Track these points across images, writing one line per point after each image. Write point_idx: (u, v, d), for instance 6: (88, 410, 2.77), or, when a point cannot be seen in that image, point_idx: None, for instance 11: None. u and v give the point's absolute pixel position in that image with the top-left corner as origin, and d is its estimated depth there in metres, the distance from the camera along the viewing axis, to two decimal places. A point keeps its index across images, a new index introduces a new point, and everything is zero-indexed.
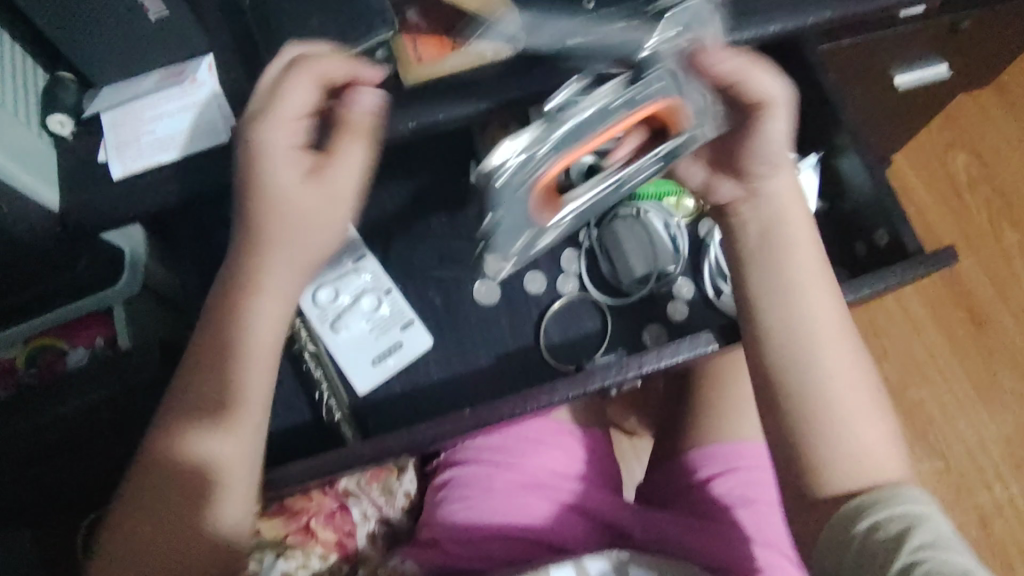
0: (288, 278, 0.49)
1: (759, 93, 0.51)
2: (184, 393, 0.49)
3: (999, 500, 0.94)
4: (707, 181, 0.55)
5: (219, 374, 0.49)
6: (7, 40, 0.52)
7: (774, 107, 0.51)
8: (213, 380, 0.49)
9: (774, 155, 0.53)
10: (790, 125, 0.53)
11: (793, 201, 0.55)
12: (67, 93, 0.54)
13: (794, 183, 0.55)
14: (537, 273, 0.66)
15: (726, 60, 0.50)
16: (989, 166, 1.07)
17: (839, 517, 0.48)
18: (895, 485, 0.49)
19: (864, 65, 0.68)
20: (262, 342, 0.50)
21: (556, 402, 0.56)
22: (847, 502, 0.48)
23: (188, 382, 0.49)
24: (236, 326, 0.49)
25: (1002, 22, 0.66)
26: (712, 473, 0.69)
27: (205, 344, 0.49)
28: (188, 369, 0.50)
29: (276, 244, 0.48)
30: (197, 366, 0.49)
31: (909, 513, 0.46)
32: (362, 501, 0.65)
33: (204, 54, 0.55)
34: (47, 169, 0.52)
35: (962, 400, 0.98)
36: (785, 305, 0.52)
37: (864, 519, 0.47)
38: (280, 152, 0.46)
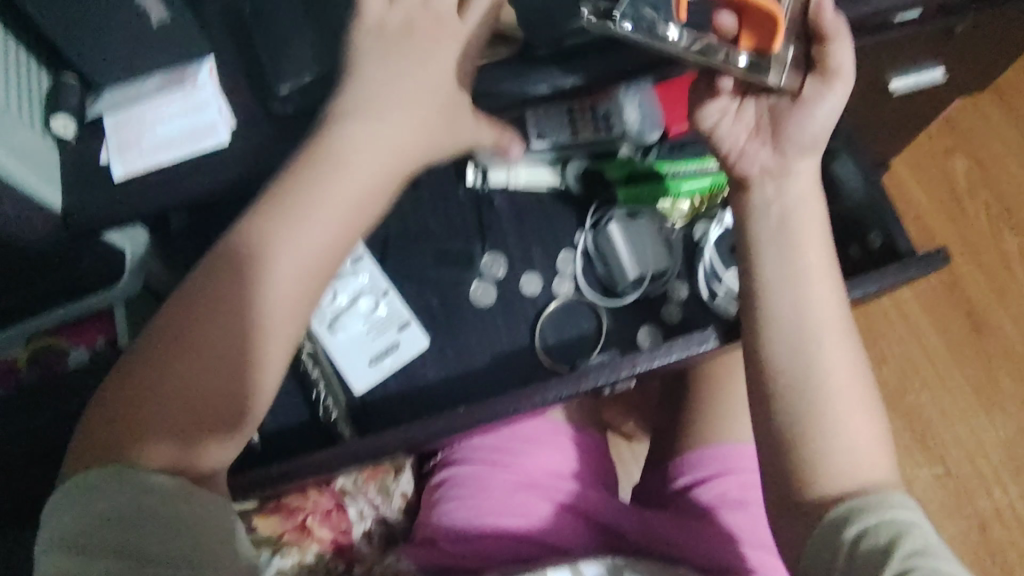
0: (329, 247, 0.46)
1: (835, 63, 0.51)
2: (186, 351, 0.43)
3: (998, 505, 0.94)
4: (741, 145, 0.55)
5: (236, 366, 0.44)
6: (12, 41, 0.52)
7: (842, 81, 0.51)
8: (227, 374, 0.44)
9: (817, 136, 0.53)
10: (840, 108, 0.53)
11: (814, 189, 0.55)
12: (69, 94, 0.54)
13: (816, 168, 0.55)
14: (532, 275, 0.66)
15: (829, 20, 0.50)
16: (988, 170, 1.07)
17: (828, 525, 0.47)
18: (885, 491, 0.48)
19: (859, 70, 0.68)
20: (279, 332, 0.45)
21: (549, 402, 0.56)
22: (834, 507, 0.48)
23: (195, 376, 0.43)
24: (264, 278, 0.45)
25: (996, 27, 0.67)
26: (705, 474, 0.69)
27: (230, 292, 0.44)
28: (196, 317, 0.44)
29: (334, 229, 0.46)
30: (202, 360, 0.43)
31: (896, 520, 0.46)
32: (358, 500, 0.66)
33: (205, 57, 0.56)
34: (51, 169, 0.53)
35: (961, 404, 0.98)
36: (779, 305, 0.53)
37: (852, 526, 0.46)
38: (360, 134, 0.46)
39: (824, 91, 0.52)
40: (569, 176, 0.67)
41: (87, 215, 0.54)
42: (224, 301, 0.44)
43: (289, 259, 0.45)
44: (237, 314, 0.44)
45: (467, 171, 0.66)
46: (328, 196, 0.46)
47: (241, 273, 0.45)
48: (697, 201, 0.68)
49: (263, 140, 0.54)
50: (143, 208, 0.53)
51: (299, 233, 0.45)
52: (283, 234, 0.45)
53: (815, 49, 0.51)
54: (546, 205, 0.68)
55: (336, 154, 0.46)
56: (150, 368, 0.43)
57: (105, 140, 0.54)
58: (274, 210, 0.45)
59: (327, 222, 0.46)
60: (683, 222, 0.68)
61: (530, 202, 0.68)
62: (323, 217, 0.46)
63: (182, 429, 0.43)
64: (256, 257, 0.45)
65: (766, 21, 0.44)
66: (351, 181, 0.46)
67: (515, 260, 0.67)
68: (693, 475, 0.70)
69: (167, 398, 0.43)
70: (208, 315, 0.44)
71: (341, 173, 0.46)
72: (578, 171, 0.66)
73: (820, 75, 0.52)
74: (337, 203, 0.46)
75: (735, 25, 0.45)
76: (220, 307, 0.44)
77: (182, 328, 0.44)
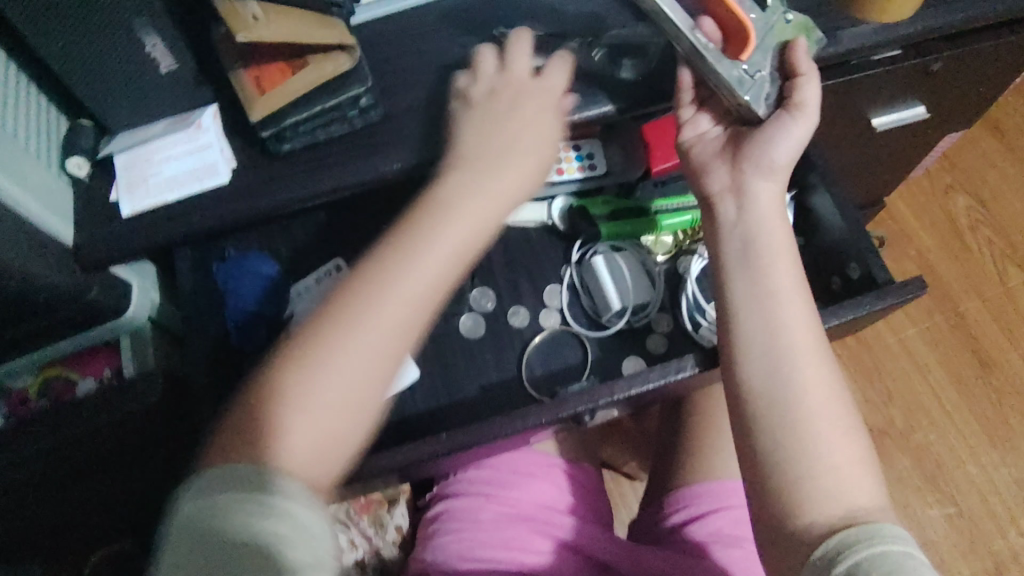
0: (401, 319, 0.47)
1: (800, 97, 0.55)
2: (300, 386, 0.45)
3: (1014, 546, 0.91)
4: (706, 162, 0.59)
5: (320, 369, 0.45)
6: (34, 91, 0.58)
7: (805, 115, 0.55)
8: (310, 385, 0.45)
9: (775, 160, 0.55)
10: (803, 141, 0.55)
11: (776, 213, 0.56)
12: (86, 139, 0.59)
13: (780, 196, 0.57)
14: (520, 308, 0.68)
15: (802, 59, 0.55)
16: (989, 207, 1.07)
17: (819, 560, 0.47)
18: (876, 524, 0.47)
19: (840, 108, 0.70)
20: (367, 344, 0.46)
21: (531, 428, 0.57)
22: (824, 540, 0.47)
23: (300, 380, 0.45)
24: (361, 315, 0.47)
25: (974, 63, 0.68)
26: (701, 510, 0.69)
27: (330, 347, 0.46)
28: (311, 359, 0.45)
29: (399, 242, 0.49)
30: (303, 359, 0.45)
31: (888, 553, 0.45)
32: (350, 529, 0.69)
33: (208, 104, 0.59)
34: (64, 208, 0.57)
35: (972, 444, 0.96)
36: (770, 324, 0.53)
37: (843, 560, 0.45)
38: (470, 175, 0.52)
39: (786, 113, 0.55)
40: (555, 211, 0.69)
41: (94, 248, 0.57)
42: (344, 334, 0.46)
43: (330, 365, 0.45)
44: (319, 388, 0.45)
45: None
46: (392, 271, 0.48)
47: (331, 348, 0.46)
48: (681, 236, 0.69)
49: (259, 179, 0.58)
50: (145, 243, 0.57)
51: (423, 272, 0.48)
52: (354, 319, 0.47)
53: (787, 86, 0.56)
54: (534, 242, 0.71)
55: (400, 240, 0.50)
56: (283, 399, 0.45)
57: (116, 180, 0.58)
58: (380, 252, 0.49)
59: (372, 325, 0.47)
60: (667, 256, 0.69)
61: (519, 238, 0.71)
62: (415, 258, 0.49)
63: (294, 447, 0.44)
64: (361, 291, 0.47)
65: (738, 25, 0.54)
66: (410, 247, 0.49)
67: (503, 294, 0.69)
68: (688, 510, 0.70)
69: (297, 436, 0.44)
70: (315, 356, 0.45)
71: (406, 251, 0.49)
72: (564, 208, 0.69)
73: (786, 107, 0.55)
74: (382, 297, 0.47)
75: (719, 38, 0.55)
76: (283, 399, 0.45)
77: (305, 365, 0.45)
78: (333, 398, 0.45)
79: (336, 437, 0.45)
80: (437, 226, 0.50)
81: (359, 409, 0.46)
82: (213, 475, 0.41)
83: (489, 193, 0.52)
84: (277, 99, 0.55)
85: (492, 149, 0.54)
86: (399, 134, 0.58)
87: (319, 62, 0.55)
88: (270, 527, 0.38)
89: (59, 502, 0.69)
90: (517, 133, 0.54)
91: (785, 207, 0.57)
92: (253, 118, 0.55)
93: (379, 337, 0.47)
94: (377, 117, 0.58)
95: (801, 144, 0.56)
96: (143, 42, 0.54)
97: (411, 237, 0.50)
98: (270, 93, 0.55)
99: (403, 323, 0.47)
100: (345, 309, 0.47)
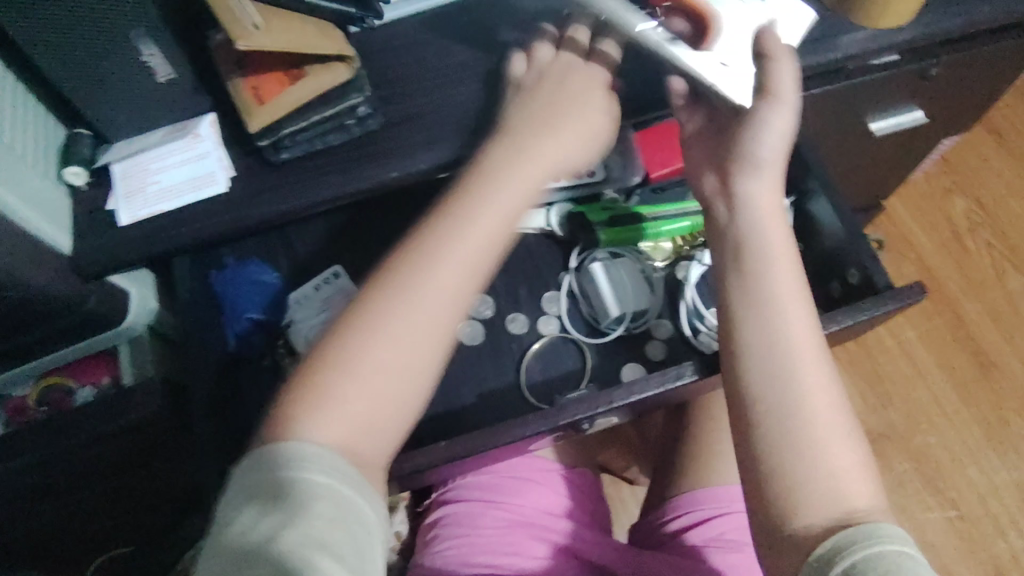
0: (452, 300, 0.47)
1: (773, 82, 0.54)
2: (356, 369, 0.44)
3: (1014, 549, 0.91)
4: (698, 166, 0.59)
5: (376, 352, 0.45)
6: (32, 100, 0.58)
7: (777, 98, 0.54)
8: (368, 368, 0.45)
9: (760, 155, 0.55)
10: (787, 129, 0.55)
11: (773, 214, 0.56)
12: (82, 146, 0.59)
13: (777, 194, 0.56)
14: (518, 315, 0.69)
15: (772, 42, 0.55)
16: (988, 209, 1.07)
17: (816, 560, 0.46)
18: (874, 524, 0.47)
19: (837, 114, 0.70)
20: (423, 326, 0.46)
21: (530, 435, 0.57)
22: (822, 541, 0.47)
23: (356, 364, 0.45)
24: (417, 297, 0.46)
25: (972, 68, 0.68)
26: (701, 515, 0.69)
27: (383, 332, 0.45)
28: (366, 341, 0.45)
29: (450, 223, 0.48)
30: (359, 341, 0.45)
31: (886, 553, 0.44)
32: None
33: (206, 113, 0.60)
34: (62, 217, 0.57)
35: (972, 446, 0.96)
36: (772, 329, 0.53)
37: (840, 560, 0.45)
38: (519, 153, 0.51)
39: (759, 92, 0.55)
40: (554, 217, 0.68)
41: (91, 257, 0.57)
42: (398, 318, 0.46)
43: (366, 352, 0.45)
44: (377, 370, 0.45)
45: None
46: (445, 253, 0.48)
47: (385, 331, 0.45)
48: (679, 241, 0.69)
49: (257, 188, 0.58)
50: (143, 252, 0.57)
51: (474, 253, 0.48)
52: (409, 302, 0.46)
53: (761, 71, 0.55)
54: (532, 248, 0.71)
55: (452, 219, 0.49)
56: (340, 382, 0.44)
57: (111, 190, 0.58)
58: (428, 233, 0.49)
59: (428, 307, 0.46)
60: (667, 262, 0.69)
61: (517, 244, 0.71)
62: (466, 240, 0.48)
63: (351, 433, 0.43)
64: (413, 273, 0.47)
65: (702, 20, 0.57)
66: (465, 227, 0.48)
67: (502, 301, 0.69)
68: (689, 516, 0.70)
69: (356, 420, 0.44)
70: (372, 338, 0.45)
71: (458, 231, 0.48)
72: (562, 214, 0.69)
73: (761, 94, 0.55)
74: (435, 280, 0.47)
75: (689, 34, 0.57)
76: (344, 379, 0.44)
77: (361, 350, 0.45)
78: (388, 381, 0.45)
79: (393, 418, 0.45)
80: (484, 208, 0.49)
81: (413, 390, 0.46)
82: (250, 460, 0.41)
83: (534, 174, 0.52)
84: (274, 109, 0.55)
85: (536, 128, 0.53)
86: (398, 143, 0.58)
87: (315, 74, 0.55)
88: (297, 525, 0.38)
89: (58, 506, 0.69)
90: (560, 114, 0.53)
91: (782, 209, 0.57)
92: (251, 128, 0.55)
93: (435, 319, 0.47)
94: (376, 125, 0.58)
95: (788, 133, 0.55)
96: (140, 49, 0.54)
97: (460, 217, 0.49)
98: (269, 104, 0.55)
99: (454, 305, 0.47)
100: (399, 292, 0.46)
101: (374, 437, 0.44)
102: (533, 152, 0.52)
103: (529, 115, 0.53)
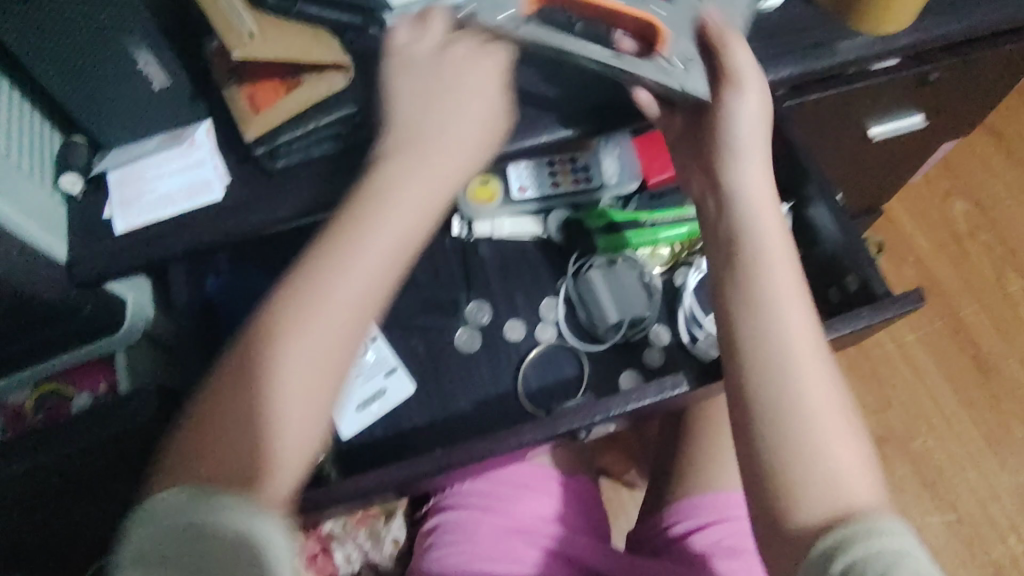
0: (340, 318, 0.45)
1: (732, 66, 0.52)
2: (231, 404, 0.43)
3: (1014, 553, 0.91)
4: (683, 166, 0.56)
5: (254, 384, 0.44)
6: (27, 108, 0.58)
7: (737, 84, 0.51)
8: (248, 400, 0.43)
9: (737, 142, 0.52)
10: (756, 114, 0.52)
11: (766, 207, 0.53)
12: (78, 157, 0.59)
13: (768, 186, 0.54)
14: (516, 321, 0.68)
15: (720, 29, 0.52)
16: (988, 212, 1.07)
17: (812, 560, 0.44)
18: (873, 517, 0.44)
19: (835, 119, 0.70)
20: (309, 349, 0.44)
21: (527, 444, 0.57)
22: (820, 538, 0.45)
23: (233, 399, 0.43)
24: (299, 323, 0.45)
25: (970, 73, 0.68)
26: (698, 521, 0.69)
27: (262, 360, 0.44)
28: (243, 374, 0.44)
29: (331, 239, 0.46)
30: (237, 377, 0.44)
31: (885, 549, 0.42)
32: (345, 544, 0.71)
33: (202, 119, 0.60)
34: (58, 226, 0.57)
35: (972, 450, 0.96)
36: (766, 323, 0.50)
37: (837, 560, 0.43)
38: (410, 154, 0.49)
39: (717, 73, 0.52)
40: (552, 224, 0.70)
41: (87, 266, 0.57)
42: (273, 345, 0.44)
43: (245, 387, 0.44)
44: (256, 404, 0.43)
45: (454, 222, 0.70)
46: (324, 271, 0.46)
47: (262, 362, 0.44)
48: (676, 247, 0.68)
49: (253, 196, 0.57)
50: (139, 261, 0.57)
51: (358, 260, 0.46)
52: (286, 326, 0.44)
53: (716, 58, 0.53)
54: (529, 254, 0.71)
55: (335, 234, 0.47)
56: (215, 420, 0.43)
57: (109, 197, 0.58)
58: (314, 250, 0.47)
59: (314, 331, 0.45)
60: (664, 268, 0.69)
61: (514, 250, 0.71)
62: (350, 252, 0.46)
63: (234, 465, 0.42)
64: (297, 295, 0.45)
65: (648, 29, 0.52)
66: (348, 242, 0.46)
67: (500, 307, 0.69)
68: (687, 522, 0.70)
69: (238, 454, 0.43)
70: (252, 370, 0.44)
71: (343, 245, 0.46)
72: (559, 221, 0.69)
73: (723, 81, 0.52)
74: (312, 301, 0.45)
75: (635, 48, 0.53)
76: (223, 419, 0.43)
77: (239, 382, 0.44)
78: (270, 409, 0.44)
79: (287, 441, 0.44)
80: (368, 216, 0.47)
81: (300, 412, 0.44)
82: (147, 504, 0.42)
83: (433, 171, 0.49)
84: (267, 117, 0.56)
85: (430, 121, 0.49)
86: None
87: (311, 83, 0.56)
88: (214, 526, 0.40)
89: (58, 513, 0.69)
90: (454, 102, 0.49)
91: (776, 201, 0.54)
92: (247, 137, 0.56)
93: (321, 338, 0.45)
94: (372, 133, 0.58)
95: (760, 117, 0.52)
96: (136, 59, 0.54)
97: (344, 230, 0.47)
98: (265, 112, 0.56)
99: (348, 319, 0.46)
100: (276, 319, 0.45)
101: (267, 464, 0.43)
102: (430, 147, 0.49)
103: (420, 110, 0.49)
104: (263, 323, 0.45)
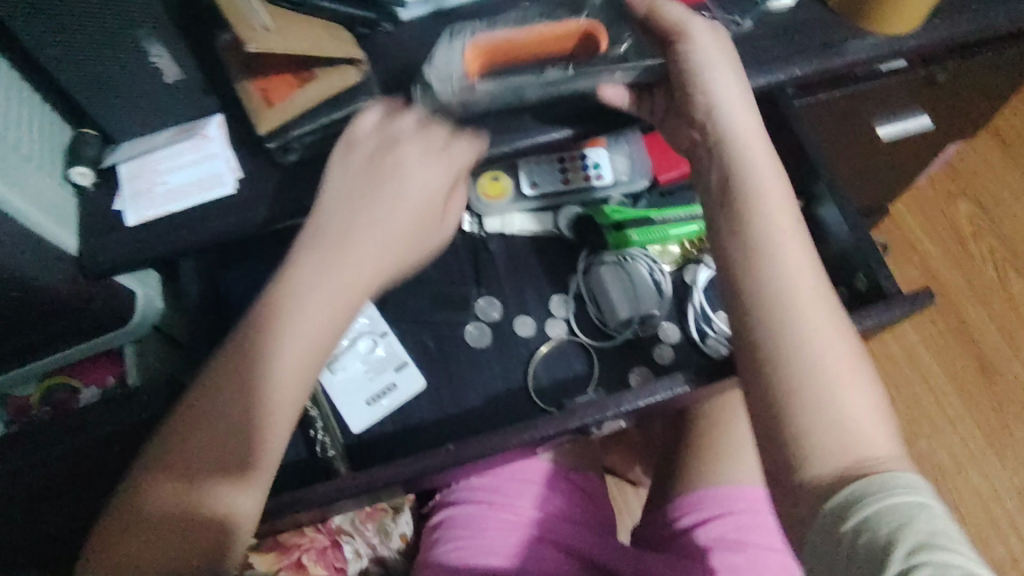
0: (301, 364, 0.46)
1: (669, 20, 0.51)
2: (184, 460, 0.44)
3: (1014, 552, 0.92)
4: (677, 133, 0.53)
5: (205, 439, 0.44)
6: (38, 100, 0.57)
7: (682, 35, 0.50)
8: (199, 456, 0.44)
9: (714, 91, 0.49)
10: (718, 61, 0.50)
11: (755, 153, 0.49)
12: (89, 148, 0.58)
13: (757, 133, 0.50)
14: (526, 317, 0.68)
15: None
16: (990, 213, 1.08)
17: (824, 518, 0.41)
18: (888, 473, 0.41)
19: (845, 119, 0.70)
20: (269, 398, 0.45)
21: (538, 440, 0.57)
22: (833, 495, 0.42)
23: (183, 456, 0.44)
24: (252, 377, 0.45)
25: (980, 74, 0.68)
26: (704, 515, 0.69)
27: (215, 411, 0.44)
28: (193, 428, 0.44)
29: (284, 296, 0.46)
30: (188, 432, 0.44)
31: (901, 506, 0.40)
32: (355, 539, 0.68)
33: (214, 113, 0.59)
34: (68, 218, 0.56)
35: (973, 449, 0.96)
36: (765, 276, 0.46)
37: (850, 519, 0.40)
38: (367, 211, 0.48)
39: (651, 46, 0.54)
40: (562, 220, 0.70)
41: (99, 258, 0.56)
42: (224, 403, 0.45)
43: (195, 436, 0.44)
44: (209, 461, 0.44)
45: (465, 219, 0.70)
46: (281, 326, 0.46)
47: (213, 416, 0.44)
48: (687, 245, 0.69)
49: (266, 189, 0.57)
50: (151, 254, 0.57)
51: (314, 309, 0.47)
52: (240, 382, 0.45)
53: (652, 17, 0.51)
54: (539, 251, 0.71)
55: (290, 287, 0.47)
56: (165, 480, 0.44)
57: (118, 190, 0.58)
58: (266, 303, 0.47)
59: (270, 382, 0.45)
60: (674, 266, 0.69)
61: (524, 246, 0.71)
62: (306, 304, 0.46)
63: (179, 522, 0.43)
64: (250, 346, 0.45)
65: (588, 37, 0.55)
66: (303, 295, 0.46)
67: (510, 303, 0.69)
68: (693, 516, 0.70)
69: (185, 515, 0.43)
70: (202, 422, 0.44)
71: (298, 294, 0.46)
72: (570, 217, 0.69)
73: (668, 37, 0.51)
74: (267, 358, 0.45)
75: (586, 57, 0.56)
76: (175, 480, 0.44)
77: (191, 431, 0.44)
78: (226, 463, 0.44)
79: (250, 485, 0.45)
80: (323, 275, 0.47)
81: (260, 462, 0.45)
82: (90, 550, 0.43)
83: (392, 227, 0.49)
84: (281, 112, 0.55)
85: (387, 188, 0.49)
86: None
87: (325, 78, 0.56)
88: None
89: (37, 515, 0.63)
90: (413, 172, 0.50)
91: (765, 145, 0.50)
92: (261, 132, 0.55)
93: (280, 389, 0.46)
94: None
95: (727, 64, 0.50)
96: (148, 51, 0.53)
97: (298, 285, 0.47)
98: (278, 107, 0.55)
99: (309, 360, 0.46)
100: (227, 375, 0.45)
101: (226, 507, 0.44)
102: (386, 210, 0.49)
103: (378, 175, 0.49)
104: (216, 376, 0.46)
